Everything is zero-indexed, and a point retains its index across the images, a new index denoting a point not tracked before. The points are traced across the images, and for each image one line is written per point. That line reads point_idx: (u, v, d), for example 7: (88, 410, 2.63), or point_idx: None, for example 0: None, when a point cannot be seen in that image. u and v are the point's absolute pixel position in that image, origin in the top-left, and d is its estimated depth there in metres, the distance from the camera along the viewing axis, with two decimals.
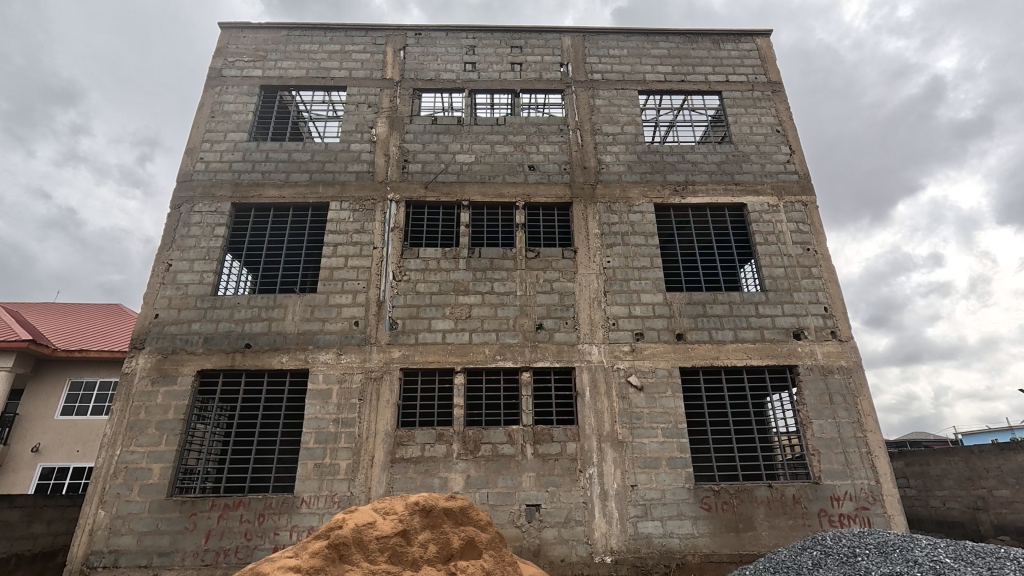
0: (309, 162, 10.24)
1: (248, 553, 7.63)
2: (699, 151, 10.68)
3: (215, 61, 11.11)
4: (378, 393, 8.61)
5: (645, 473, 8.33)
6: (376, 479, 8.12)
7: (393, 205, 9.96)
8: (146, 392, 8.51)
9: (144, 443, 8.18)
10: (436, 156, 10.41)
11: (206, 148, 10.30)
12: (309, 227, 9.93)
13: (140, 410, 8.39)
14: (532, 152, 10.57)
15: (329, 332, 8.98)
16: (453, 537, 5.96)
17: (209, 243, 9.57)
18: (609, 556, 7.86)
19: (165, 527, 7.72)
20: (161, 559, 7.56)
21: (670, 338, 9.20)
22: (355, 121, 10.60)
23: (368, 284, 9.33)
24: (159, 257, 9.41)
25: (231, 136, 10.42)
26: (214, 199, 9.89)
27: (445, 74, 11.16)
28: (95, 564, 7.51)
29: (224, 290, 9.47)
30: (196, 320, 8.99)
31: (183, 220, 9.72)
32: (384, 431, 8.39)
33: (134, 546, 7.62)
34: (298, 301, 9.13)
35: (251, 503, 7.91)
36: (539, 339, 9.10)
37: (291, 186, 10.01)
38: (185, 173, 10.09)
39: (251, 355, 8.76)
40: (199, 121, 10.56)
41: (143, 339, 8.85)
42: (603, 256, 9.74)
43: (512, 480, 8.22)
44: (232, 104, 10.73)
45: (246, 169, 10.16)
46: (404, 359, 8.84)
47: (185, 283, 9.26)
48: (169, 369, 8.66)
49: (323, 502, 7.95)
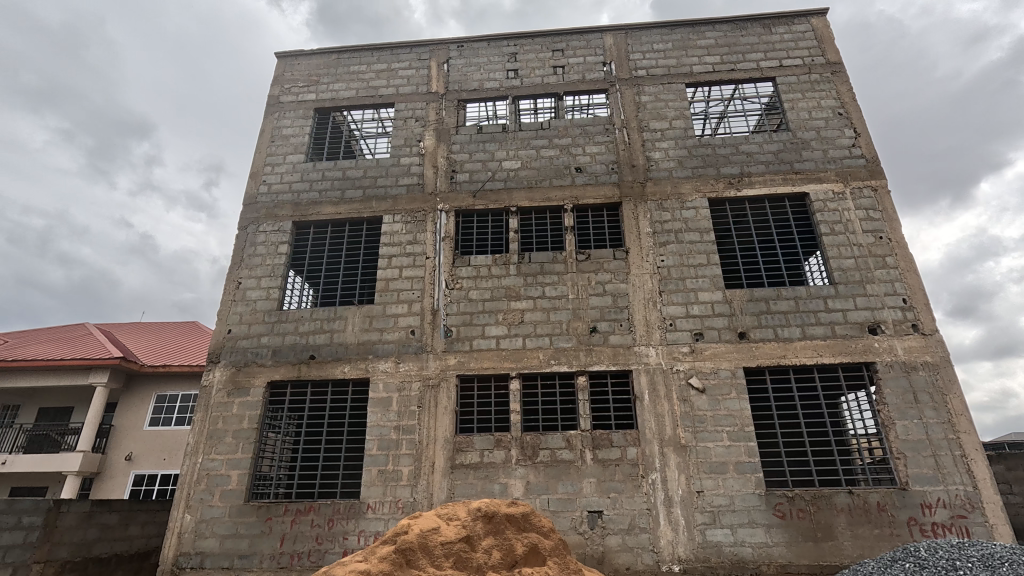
0: (362, 179, 10.61)
1: (320, 556, 7.92)
2: (754, 141, 10.23)
3: (274, 89, 11.78)
4: (436, 400, 8.75)
5: (711, 478, 8.00)
6: (437, 485, 8.24)
7: (443, 214, 10.15)
8: (222, 403, 9.05)
9: (222, 451, 8.70)
10: (483, 164, 10.54)
11: (268, 172, 10.90)
12: (365, 240, 10.27)
13: (218, 420, 8.94)
14: (578, 153, 10.48)
15: (387, 341, 9.24)
16: (517, 543, 5.96)
17: (273, 260, 10.10)
18: (677, 564, 7.59)
19: (244, 531, 8.16)
20: (242, 561, 7.98)
21: (732, 337, 8.82)
22: (404, 136, 10.90)
23: (423, 293, 9.52)
24: (230, 276, 10.03)
25: (290, 158, 10.98)
26: (277, 219, 10.44)
27: (488, 82, 11.29)
28: (184, 565, 8.04)
29: (289, 304, 9.95)
30: (265, 333, 9.49)
31: (250, 240, 10.31)
32: (444, 438, 8.51)
33: (217, 548, 8.09)
34: (357, 313, 9.47)
35: (322, 508, 8.23)
36: (594, 342, 8.97)
37: (346, 203, 10.40)
38: (250, 196, 10.72)
39: (316, 365, 9.15)
40: (261, 146, 11.20)
41: (219, 353, 9.43)
42: (656, 255, 9.49)
43: (573, 486, 8.11)
44: (290, 127, 11.32)
45: (305, 189, 10.66)
46: (460, 366, 8.95)
47: (254, 299, 9.81)
48: (243, 381, 9.17)
49: (388, 508, 8.15)
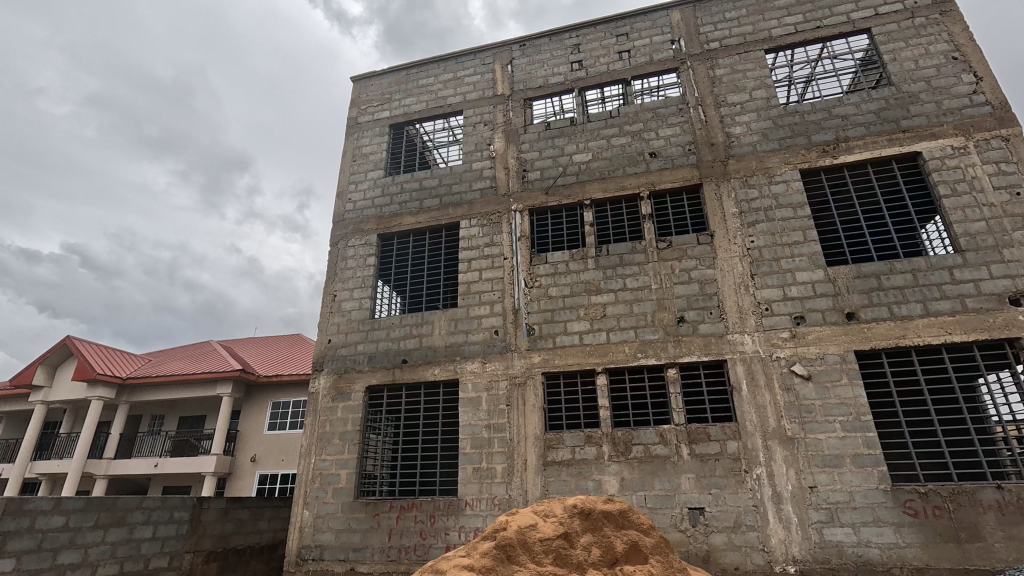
0: (438, 187, 10.97)
1: (426, 550, 8.30)
2: (849, 102, 9.29)
3: (352, 111, 12.52)
4: (524, 398, 8.84)
5: (826, 473, 7.37)
6: (531, 482, 8.31)
7: (518, 214, 10.23)
8: (328, 408, 9.77)
9: (331, 452, 9.38)
10: (553, 160, 10.50)
11: (353, 190, 11.61)
12: (445, 246, 10.61)
13: (326, 423, 9.65)
14: (651, 138, 10.11)
15: (473, 342, 9.48)
16: (616, 541, 5.89)
17: (363, 272, 10.73)
18: (792, 565, 7.07)
19: (356, 526, 8.75)
20: (356, 553, 8.56)
21: (839, 319, 8.06)
22: (474, 141, 11.13)
23: (503, 294, 9.66)
24: (326, 290, 10.80)
25: (371, 175, 11.62)
26: (363, 233, 11.09)
27: (553, 78, 11.23)
28: (307, 556, 8.77)
29: (380, 312, 10.53)
30: (361, 341, 10.11)
31: (341, 255, 11.04)
32: (534, 435, 8.58)
33: (334, 542, 8.74)
34: (443, 317, 9.81)
35: (423, 505, 8.62)
36: (682, 332, 8.61)
37: (425, 212, 10.82)
38: (338, 214, 11.49)
39: (408, 369, 9.59)
40: (344, 166, 11.95)
41: (322, 362, 10.20)
42: (744, 236, 8.91)
43: (671, 482, 7.83)
44: (369, 146, 11.98)
45: (386, 202, 11.23)
46: (545, 363, 8.97)
47: (349, 309, 10.49)
48: (344, 387, 9.83)
49: (485, 505, 8.35)
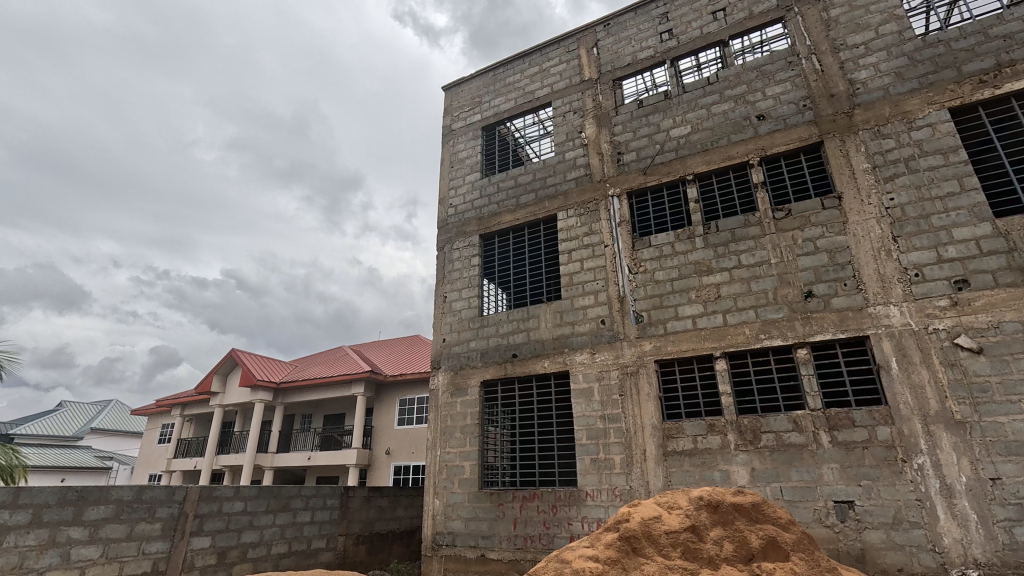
0: (533, 182, 11.05)
1: (551, 540, 8.45)
2: (1012, 18, 7.71)
3: (446, 119, 13.07)
4: (637, 387, 8.61)
5: (1012, 463, 6.22)
6: (652, 473, 8.08)
7: (615, 199, 9.96)
8: (448, 403, 10.33)
9: (455, 445, 9.91)
10: (649, 139, 10.05)
11: (453, 194, 12.13)
12: (544, 240, 10.68)
13: (448, 417, 10.22)
14: (758, 99, 9.25)
15: (580, 333, 9.44)
16: (751, 536, 5.51)
17: (469, 272, 11.17)
18: (974, 569, 6.07)
19: (483, 514, 9.16)
20: (485, 541, 8.96)
21: (1017, 279, 6.74)
22: (565, 131, 11.04)
23: (607, 282, 9.48)
24: (437, 292, 11.41)
25: (469, 178, 12.04)
26: (466, 234, 11.53)
27: (642, 53, 10.74)
28: (441, 542, 9.37)
29: (488, 310, 10.90)
30: (472, 339, 10.55)
31: (448, 258, 11.60)
32: (651, 425, 8.32)
33: (464, 529, 9.24)
34: (548, 309, 9.88)
35: (545, 495, 8.78)
36: (811, 308, 7.79)
37: (522, 207, 10.96)
38: (442, 219, 12.07)
39: (519, 363, 9.81)
40: (443, 173, 12.52)
41: (439, 360, 10.81)
42: (881, 194, 7.81)
43: (810, 473, 7.14)
44: (464, 150, 12.42)
45: (485, 203, 11.57)
46: (657, 351, 8.65)
47: (459, 309, 10.98)
48: (461, 383, 10.32)
49: (606, 496, 8.29)
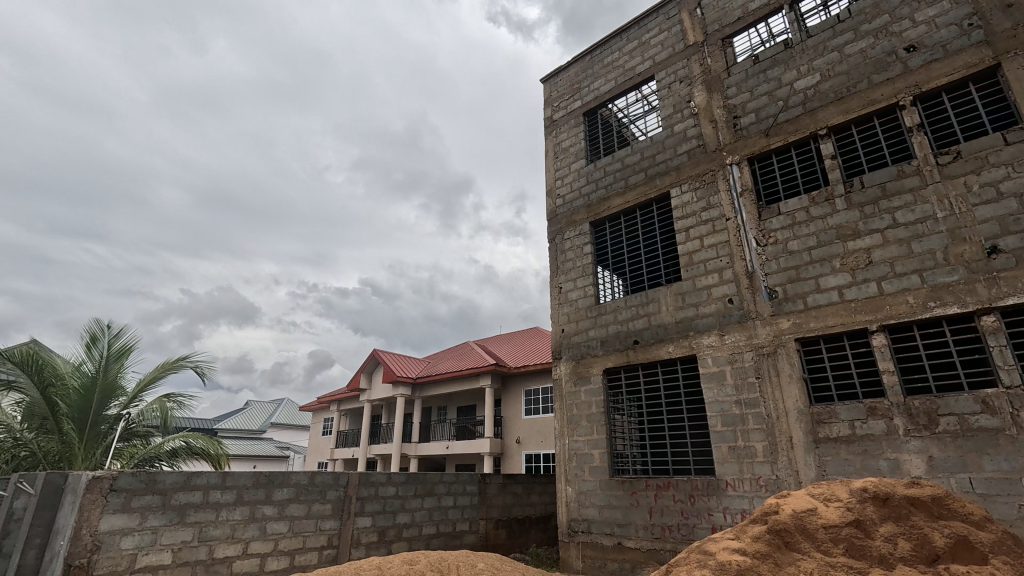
0: (641, 161, 10.64)
1: (690, 530, 8.12)
2: None
3: (547, 111, 13.10)
4: (777, 368, 7.90)
5: None
6: (802, 461, 7.36)
7: (735, 168, 9.20)
8: (572, 392, 10.39)
9: (582, 433, 9.94)
10: (769, 96, 9.12)
11: (560, 185, 12.12)
12: (658, 220, 10.23)
13: (573, 406, 10.28)
14: (904, 29, 7.91)
15: (706, 315, 8.90)
16: (933, 534, 4.79)
17: (582, 261, 11.10)
18: None
19: (616, 502, 9.09)
20: (621, 529, 8.88)
21: None
22: (672, 103, 10.43)
23: (732, 258, 8.81)
24: (552, 283, 11.51)
25: (574, 166, 11.95)
26: (576, 223, 11.46)
27: (754, 3, 9.75)
28: (576, 529, 9.48)
29: (605, 297, 10.74)
30: (591, 327, 10.47)
31: (560, 249, 11.63)
32: (797, 409, 7.58)
33: (599, 516, 9.25)
34: (669, 292, 9.47)
35: (680, 484, 8.45)
36: (998, 267, 6.49)
37: (632, 189, 10.60)
38: (551, 211, 12.13)
39: (641, 350, 9.54)
40: (549, 165, 12.57)
41: (560, 350, 10.91)
42: None
43: (1010, 462, 5.99)
44: (567, 139, 12.34)
45: (593, 189, 11.40)
46: (798, 328, 7.85)
47: (575, 299, 10.97)
48: (584, 372, 10.31)
49: (749, 486, 7.74)
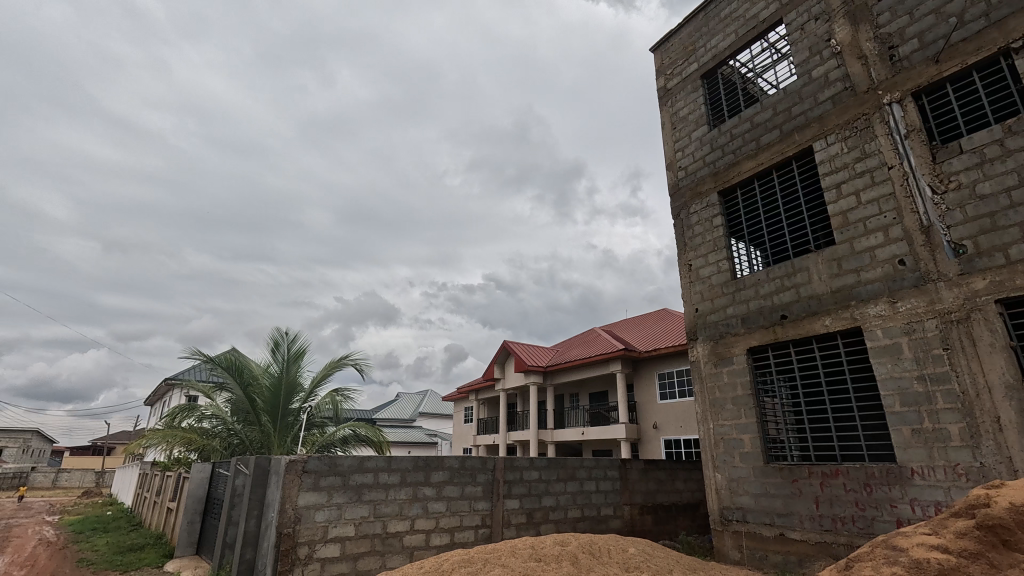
0: (774, 117, 9.60)
1: (869, 524, 7.22)
2: None
3: (660, 81, 12.41)
4: (972, 337, 6.64)
5: None
6: (1016, 447, 6.10)
7: (895, 106, 7.88)
8: (713, 374, 9.76)
9: (728, 417, 9.29)
10: (937, 15, 7.64)
11: (681, 156, 11.43)
12: (800, 180, 9.17)
13: (716, 388, 9.66)
14: None
15: (870, 281, 7.78)
16: None
17: (713, 234, 10.35)
18: None
19: (774, 491, 8.39)
20: (783, 519, 8.20)
21: None
22: (807, 46, 9.23)
23: (900, 213, 7.57)
24: (681, 261, 10.91)
25: (695, 135, 11.18)
26: (703, 195, 10.73)
27: None
28: (730, 517, 8.95)
29: (742, 271, 9.92)
30: (730, 305, 9.74)
31: (686, 224, 10.98)
32: (1004, 384, 6.29)
33: (755, 505, 8.62)
34: (820, 259, 8.44)
35: (852, 472, 7.54)
36: None
37: (765, 150, 9.62)
38: (673, 185, 11.49)
39: (791, 325, 8.65)
40: (667, 137, 11.92)
41: (695, 331, 10.32)
42: None
43: None
44: (685, 107, 11.57)
45: (719, 156, 10.56)
46: (999, 287, 6.50)
47: (708, 275, 10.27)
48: (724, 352, 9.64)
49: (943, 474, 6.65)
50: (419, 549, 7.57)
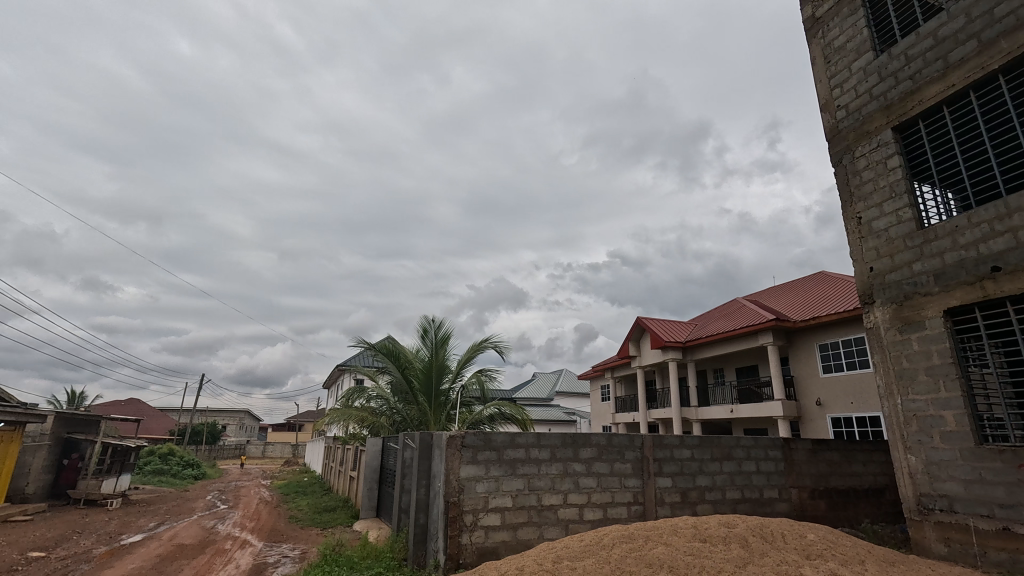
0: (968, 26, 7.81)
1: None
2: None
3: (805, 11, 10.80)
4: None
5: None
6: None
7: None
8: (898, 342, 8.32)
9: (922, 391, 7.88)
10: None
11: (839, 94, 9.83)
12: (1011, 98, 7.36)
13: (902, 358, 8.24)
14: None
15: None
16: None
17: (888, 179, 8.76)
18: None
19: (992, 477, 7.00)
20: (1006, 511, 6.82)
21: None
22: None
23: None
24: (846, 214, 9.39)
25: (857, 65, 9.52)
26: (872, 134, 9.09)
27: None
28: (930, 506, 7.69)
29: (931, 220, 8.28)
30: (916, 260, 8.18)
31: (851, 170, 9.42)
32: None
33: (965, 493, 7.29)
34: None
35: None
36: None
37: (958, 68, 7.86)
38: (830, 128, 9.93)
39: (1008, 279, 7.00)
40: (819, 74, 10.33)
41: (871, 294, 8.86)
42: None
43: None
44: (840, 35, 9.92)
45: (891, 86, 8.88)
46: None
47: (884, 228, 8.72)
48: (912, 316, 8.15)
49: None
50: (574, 523, 7.77)
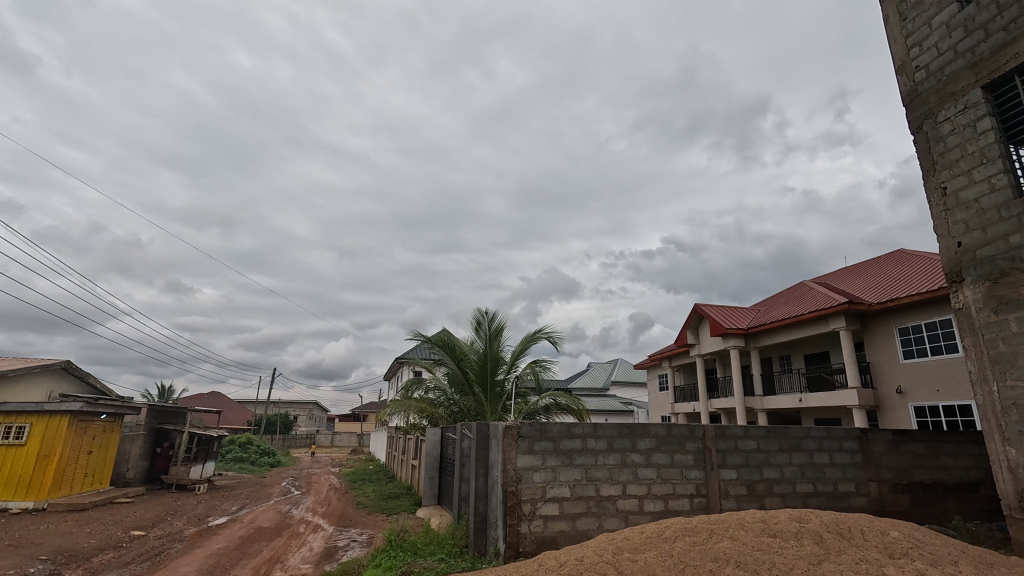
0: None
1: None
2: None
3: None
4: None
5: None
6: None
7: None
8: (994, 323, 7.52)
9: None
10: None
11: (918, 53, 8.94)
12: None
13: (998, 341, 7.46)
14: None
15: None
16: None
17: (979, 143, 7.89)
18: None
19: None
20: None
21: None
22: None
23: None
24: (929, 185, 8.57)
25: (939, 20, 8.62)
26: (958, 95, 8.22)
27: None
28: None
29: None
30: (1014, 232, 7.33)
31: (933, 137, 8.57)
32: None
33: None
34: None
35: None
36: None
37: None
38: (908, 92, 9.07)
39: None
40: (893, 33, 9.43)
41: (960, 271, 8.05)
42: None
43: None
44: None
45: (981, 39, 7.98)
46: None
47: (974, 198, 7.88)
48: (1009, 294, 7.33)
49: None
50: (634, 514, 7.65)
